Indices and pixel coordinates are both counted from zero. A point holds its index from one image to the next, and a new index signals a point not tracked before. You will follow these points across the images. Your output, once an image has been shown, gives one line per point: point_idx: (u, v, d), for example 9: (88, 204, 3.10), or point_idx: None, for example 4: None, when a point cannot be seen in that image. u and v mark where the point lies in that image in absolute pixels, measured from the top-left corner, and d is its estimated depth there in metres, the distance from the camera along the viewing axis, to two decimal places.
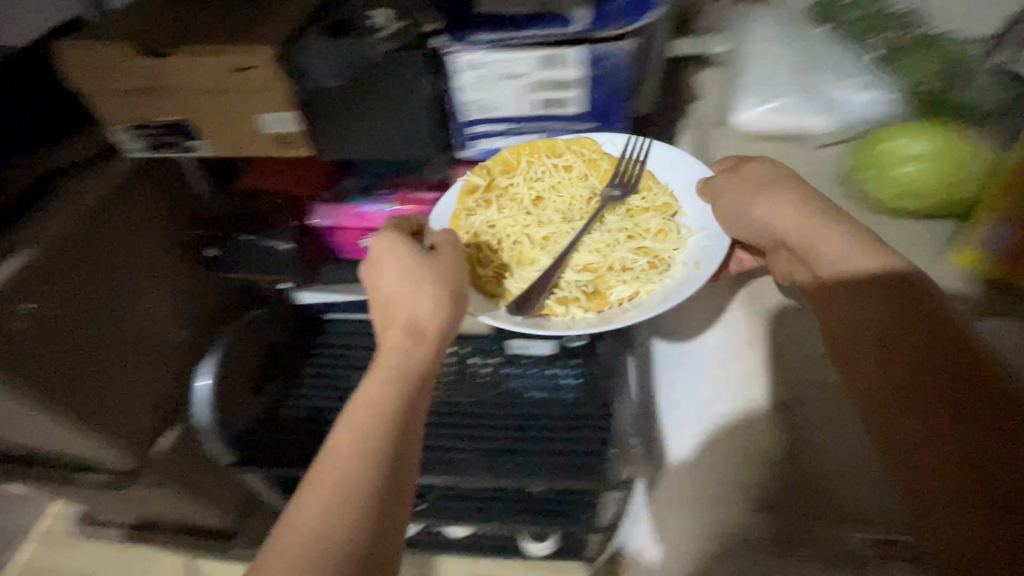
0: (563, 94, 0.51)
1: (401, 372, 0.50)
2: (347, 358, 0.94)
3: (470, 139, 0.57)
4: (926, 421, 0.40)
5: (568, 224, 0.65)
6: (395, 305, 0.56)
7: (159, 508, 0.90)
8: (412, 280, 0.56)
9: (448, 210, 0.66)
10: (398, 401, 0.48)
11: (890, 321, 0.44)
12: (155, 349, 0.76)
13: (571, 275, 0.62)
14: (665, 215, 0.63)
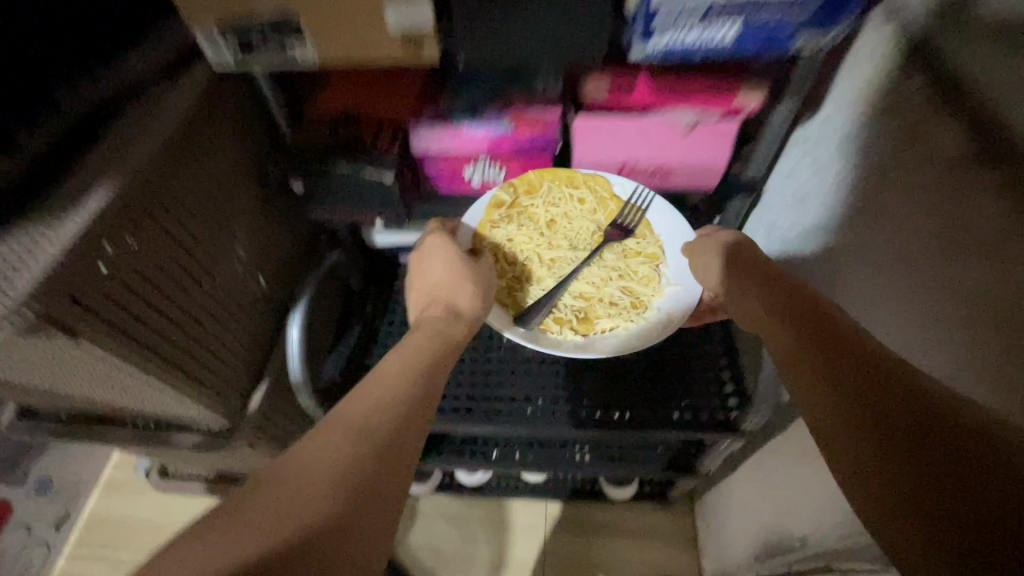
0: None
1: (430, 341, 0.59)
2: None
3: (655, 32, 0.45)
4: (852, 425, 0.41)
5: (573, 254, 0.77)
6: (437, 291, 0.67)
7: (245, 464, 0.87)
8: (453, 273, 0.68)
9: (474, 218, 0.75)
10: (428, 361, 0.56)
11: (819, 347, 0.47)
12: (242, 298, 0.68)
13: (568, 298, 0.74)
14: (653, 261, 0.75)
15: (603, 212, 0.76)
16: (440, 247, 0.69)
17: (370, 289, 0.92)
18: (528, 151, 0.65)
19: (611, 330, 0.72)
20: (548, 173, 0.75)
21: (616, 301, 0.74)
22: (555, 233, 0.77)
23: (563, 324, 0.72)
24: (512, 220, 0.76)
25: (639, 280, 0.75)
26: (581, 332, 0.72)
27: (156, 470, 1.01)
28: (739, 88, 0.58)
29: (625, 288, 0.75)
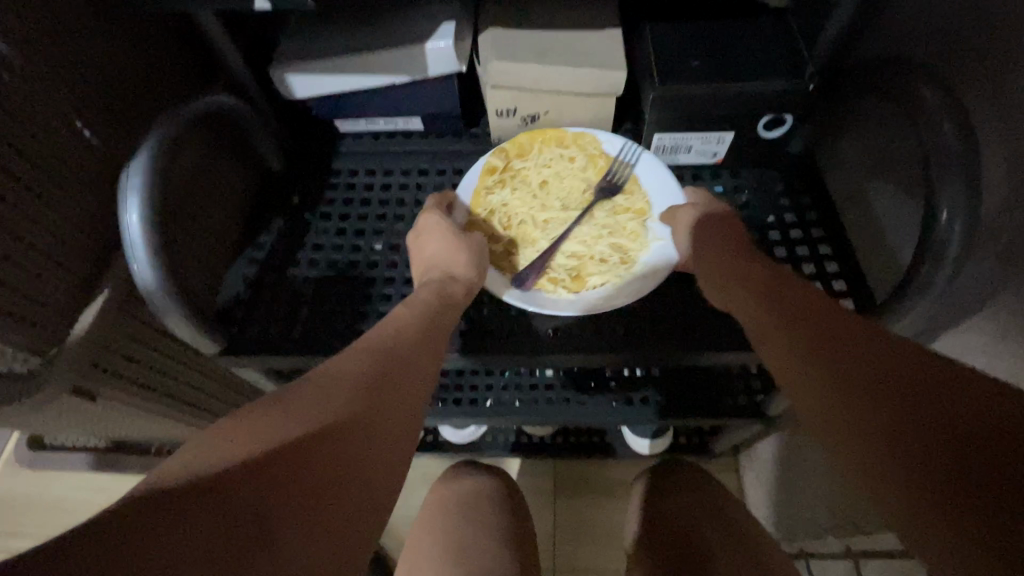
0: None
1: (439, 309, 0.49)
2: (379, 194, 0.62)
3: None
4: (877, 449, 0.35)
5: (566, 215, 0.58)
6: (434, 270, 0.53)
7: (121, 427, 0.60)
8: (452, 249, 0.53)
9: (464, 190, 0.59)
10: (440, 329, 0.48)
11: (823, 355, 0.40)
12: (24, 142, 0.38)
13: (560, 257, 0.55)
14: (644, 218, 0.57)
15: (595, 168, 0.59)
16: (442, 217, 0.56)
17: (295, 167, 0.63)
18: None
19: (611, 292, 0.53)
20: (539, 133, 0.60)
21: (608, 257, 0.55)
22: (550, 195, 0.59)
23: (559, 286, 0.54)
24: (504, 185, 0.59)
25: (632, 236, 0.56)
26: (578, 296, 0.53)
27: (26, 441, 0.74)
28: None
29: (618, 246, 0.56)
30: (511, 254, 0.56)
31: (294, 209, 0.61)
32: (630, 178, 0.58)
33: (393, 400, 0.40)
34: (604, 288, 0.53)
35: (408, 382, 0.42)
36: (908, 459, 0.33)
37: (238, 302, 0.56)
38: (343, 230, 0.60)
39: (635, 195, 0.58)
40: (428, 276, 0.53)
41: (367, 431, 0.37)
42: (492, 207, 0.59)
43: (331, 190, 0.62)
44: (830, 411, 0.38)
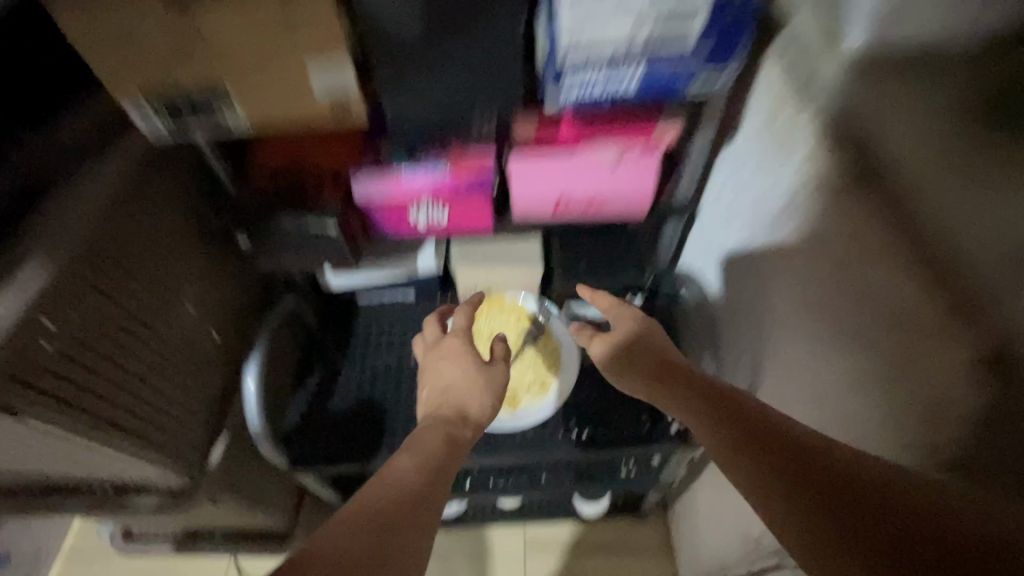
0: (680, 28, 0.45)
1: (451, 418, 0.65)
2: (387, 345, 0.92)
3: (560, 87, 0.50)
4: (773, 469, 0.41)
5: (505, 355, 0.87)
6: (453, 399, 0.67)
7: (208, 521, 0.85)
8: (469, 382, 0.69)
9: None
10: (457, 446, 0.62)
11: (718, 419, 0.49)
12: (194, 355, 0.68)
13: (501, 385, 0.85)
14: (553, 355, 0.87)
15: (522, 321, 0.89)
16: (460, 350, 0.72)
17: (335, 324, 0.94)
18: (467, 190, 0.67)
19: (529, 409, 0.83)
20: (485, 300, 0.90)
21: (532, 384, 0.85)
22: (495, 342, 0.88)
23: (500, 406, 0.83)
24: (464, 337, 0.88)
25: (547, 368, 0.86)
26: (514, 412, 0.83)
27: (117, 535, 0.98)
28: (659, 120, 0.61)
29: (539, 376, 0.86)
30: None
31: (332, 359, 0.91)
32: (546, 328, 0.90)
33: (415, 487, 0.54)
34: (529, 407, 0.83)
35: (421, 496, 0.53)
36: (811, 482, 0.39)
37: (303, 420, 0.84)
38: (365, 373, 0.89)
39: (548, 341, 0.89)
40: (446, 398, 0.68)
41: (409, 492, 0.53)
42: None
43: (357, 340, 0.93)
44: (761, 461, 0.43)
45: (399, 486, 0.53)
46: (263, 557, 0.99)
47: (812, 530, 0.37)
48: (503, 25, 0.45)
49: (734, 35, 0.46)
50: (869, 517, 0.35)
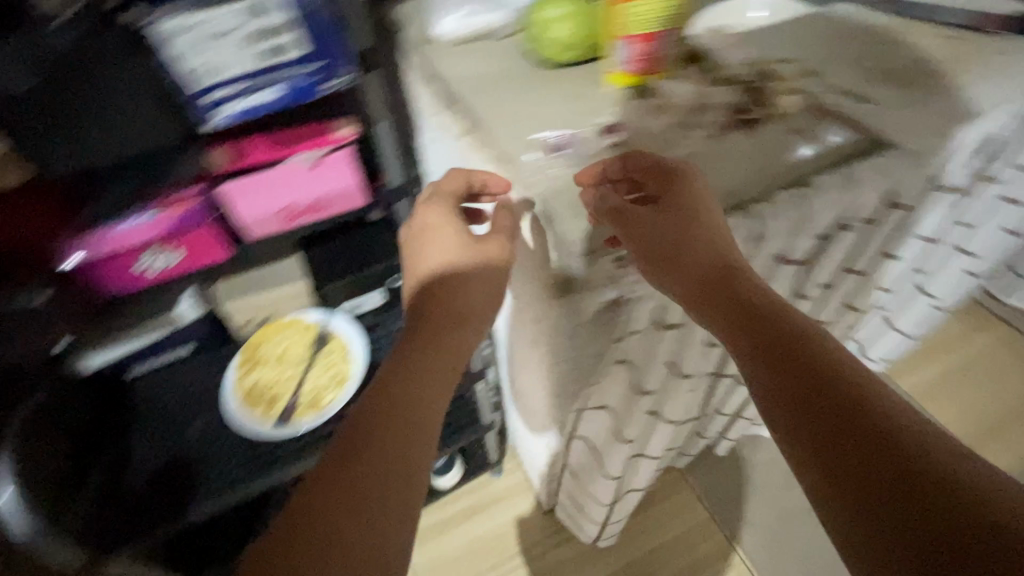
0: (281, 40, 0.54)
1: (451, 337, 0.52)
2: (176, 400, 0.87)
3: (210, 110, 0.56)
4: (808, 410, 0.41)
5: (297, 370, 0.88)
6: (429, 290, 0.54)
7: None
8: (453, 278, 0.54)
9: (227, 386, 0.86)
10: (428, 367, 0.50)
11: (741, 312, 0.47)
12: None
13: (301, 395, 0.86)
14: (342, 350, 0.90)
15: (309, 334, 0.92)
16: (446, 223, 0.55)
17: (111, 407, 0.84)
18: (184, 225, 0.70)
19: (330, 400, 0.85)
20: (265, 330, 0.92)
21: (330, 382, 0.87)
22: (286, 363, 0.89)
23: (302, 412, 0.84)
24: (254, 369, 0.88)
25: (341, 362, 0.89)
26: (318, 412, 0.84)
27: None
28: (332, 122, 0.71)
29: (335, 372, 0.88)
30: (273, 405, 0.84)
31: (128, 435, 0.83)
32: (329, 330, 0.92)
33: (372, 456, 0.44)
34: (331, 402, 0.85)
35: (394, 438, 0.45)
36: (834, 409, 0.40)
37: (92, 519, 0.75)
38: (166, 435, 0.83)
39: (336, 344, 0.91)
40: (431, 283, 0.54)
41: (384, 442, 0.44)
42: (252, 383, 0.86)
43: (134, 423, 0.84)
44: (783, 349, 0.44)
45: (363, 426, 0.45)
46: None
47: (812, 442, 0.40)
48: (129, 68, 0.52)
49: (334, 46, 0.57)
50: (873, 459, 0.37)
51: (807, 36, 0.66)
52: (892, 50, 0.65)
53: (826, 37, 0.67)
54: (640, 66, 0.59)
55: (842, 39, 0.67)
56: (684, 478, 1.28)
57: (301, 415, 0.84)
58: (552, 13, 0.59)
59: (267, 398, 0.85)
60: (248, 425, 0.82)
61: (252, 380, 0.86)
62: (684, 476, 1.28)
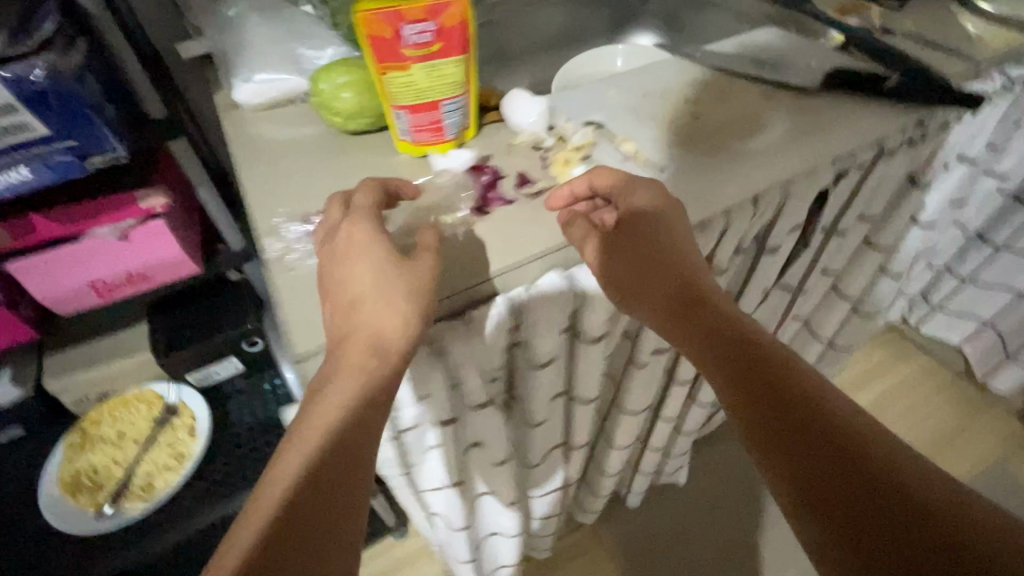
0: (14, 120, 0.49)
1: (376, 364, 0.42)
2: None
3: None
4: (788, 441, 0.40)
5: (136, 450, 0.82)
6: (355, 318, 0.43)
7: None
8: (382, 297, 0.43)
9: (50, 471, 0.78)
10: (372, 388, 0.42)
11: (717, 339, 0.45)
12: None
13: (134, 479, 0.79)
14: (188, 427, 0.83)
15: (155, 408, 0.85)
16: (367, 243, 0.45)
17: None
18: None
19: (162, 487, 0.78)
20: (106, 404, 0.84)
21: (169, 464, 0.80)
22: (126, 441, 0.82)
23: (131, 500, 0.77)
24: (86, 450, 0.80)
25: (184, 441, 0.82)
26: (148, 501, 0.77)
27: None
28: (136, 193, 0.65)
29: (176, 452, 0.81)
30: (100, 492, 0.78)
31: None
32: (179, 405, 0.85)
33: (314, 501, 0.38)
34: (164, 488, 0.78)
35: (329, 484, 0.39)
36: (818, 440, 0.39)
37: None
38: None
39: (183, 418, 0.84)
40: (353, 313, 0.43)
41: (307, 487, 0.38)
42: (80, 467, 0.79)
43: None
44: (761, 377, 0.43)
45: (294, 478, 0.38)
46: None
47: (787, 460, 0.40)
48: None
49: (86, 124, 0.53)
50: (855, 497, 0.37)
51: (622, 90, 0.62)
52: (708, 105, 0.61)
53: (643, 90, 0.63)
54: (423, 135, 0.55)
55: (662, 92, 0.63)
56: (601, 535, 1.20)
57: (129, 504, 0.76)
58: (338, 80, 0.55)
59: (94, 484, 0.78)
60: (67, 522, 0.74)
61: (81, 463, 0.79)
62: (599, 532, 1.21)
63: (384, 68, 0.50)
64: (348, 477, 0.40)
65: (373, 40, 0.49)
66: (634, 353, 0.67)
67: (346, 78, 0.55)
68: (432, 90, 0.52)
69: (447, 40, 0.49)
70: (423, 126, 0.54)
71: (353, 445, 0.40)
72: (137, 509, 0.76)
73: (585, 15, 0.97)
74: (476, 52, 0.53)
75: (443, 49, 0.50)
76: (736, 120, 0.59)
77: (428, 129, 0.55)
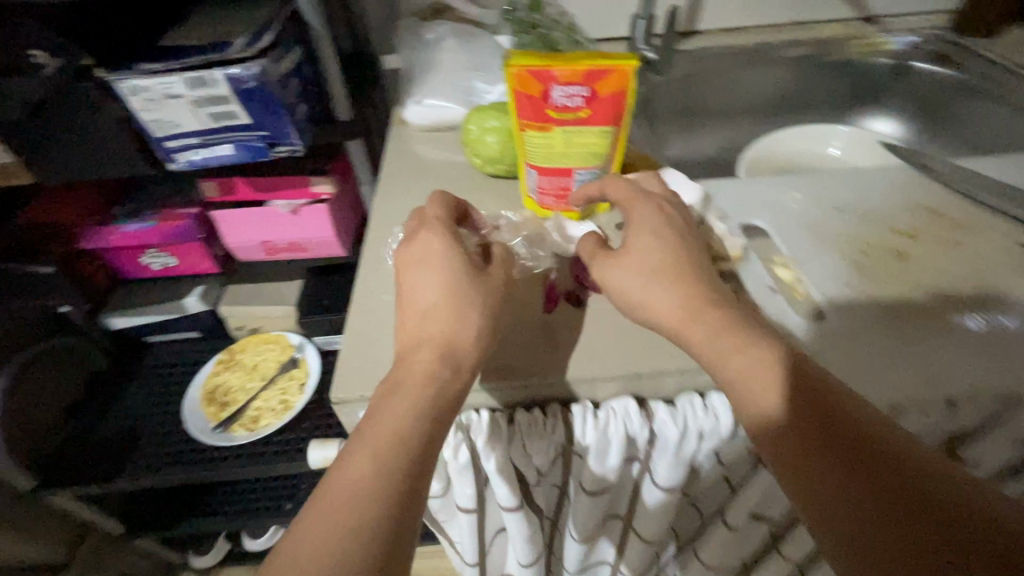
0: (226, 108, 0.59)
1: (441, 375, 0.36)
2: (168, 376, 0.97)
3: (171, 153, 0.63)
4: None
5: (257, 383, 0.93)
6: (427, 328, 0.38)
7: None
8: (456, 308, 0.39)
9: (200, 376, 0.94)
10: (448, 393, 0.36)
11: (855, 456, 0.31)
12: None
13: (248, 408, 0.90)
14: (301, 382, 0.92)
15: (285, 353, 0.95)
16: (443, 257, 0.41)
17: (111, 369, 0.96)
18: (175, 237, 0.80)
19: (265, 424, 0.88)
20: (255, 335, 0.98)
21: (276, 406, 0.90)
22: (254, 373, 0.93)
23: (240, 425, 0.88)
24: (227, 368, 0.94)
25: (294, 392, 0.92)
26: (251, 432, 0.88)
27: None
28: (310, 177, 0.74)
29: (285, 399, 0.91)
30: (223, 408, 0.90)
31: (117, 393, 0.94)
32: (302, 360, 0.94)
33: (382, 472, 0.31)
34: (264, 425, 0.88)
35: (369, 516, 0.29)
36: None
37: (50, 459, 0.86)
38: (142, 405, 0.93)
39: (299, 373, 0.93)
40: (416, 327, 0.39)
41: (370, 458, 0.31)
42: (218, 381, 0.93)
43: (119, 387, 0.95)
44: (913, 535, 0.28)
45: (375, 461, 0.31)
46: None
47: None
48: (97, 108, 0.58)
49: (279, 118, 0.61)
50: None
51: (805, 203, 0.51)
52: (919, 247, 0.47)
53: (832, 208, 0.51)
54: (548, 199, 0.52)
55: (858, 213, 0.50)
56: None
57: (238, 429, 0.88)
58: (487, 123, 0.54)
59: (223, 400, 0.91)
60: (193, 424, 0.88)
61: (220, 378, 0.93)
62: None
63: (524, 126, 0.47)
64: (389, 499, 0.30)
65: (520, 96, 0.45)
66: (725, 509, 0.54)
67: (498, 122, 0.54)
68: (569, 158, 0.48)
69: (596, 108, 0.45)
70: (551, 190, 0.51)
71: (401, 458, 0.32)
72: (242, 435, 0.88)
73: (809, 82, 0.82)
74: (628, 124, 0.47)
75: (590, 116, 0.45)
76: (952, 278, 0.44)
77: (555, 194, 0.51)
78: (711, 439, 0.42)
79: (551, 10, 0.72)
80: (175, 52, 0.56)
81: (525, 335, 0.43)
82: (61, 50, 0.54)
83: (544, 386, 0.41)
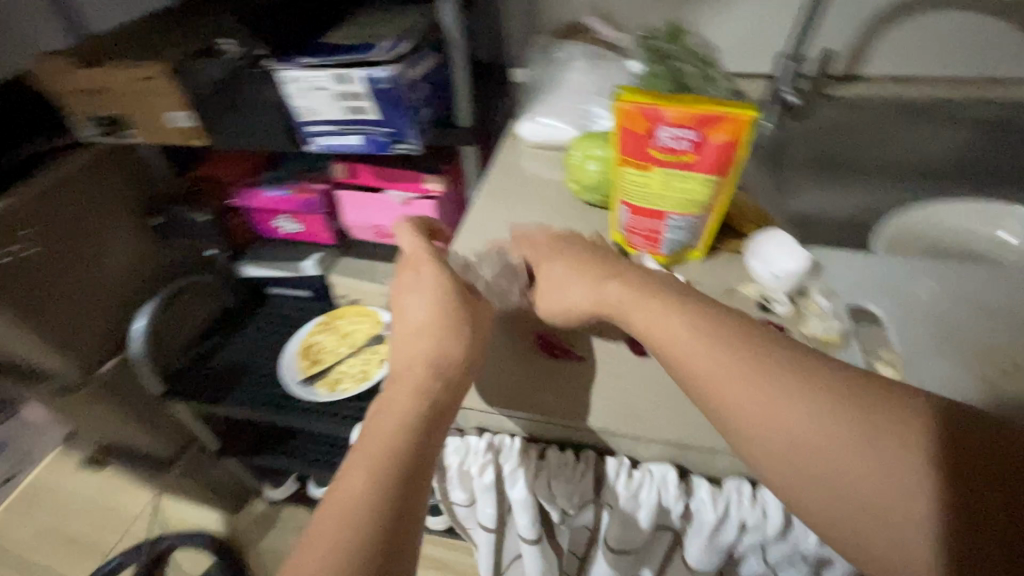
0: (360, 103, 0.64)
1: (426, 381, 0.37)
2: (277, 325, 1.09)
3: (310, 136, 0.71)
4: None
5: (344, 349, 1.00)
6: (414, 349, 0.39)
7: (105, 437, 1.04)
8: (449, 326, 0.40)
9: (301, 332, 1.04)
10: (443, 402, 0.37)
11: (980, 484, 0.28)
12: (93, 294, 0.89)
13: (333, 370, 0.98)
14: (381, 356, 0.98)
15: (374, 327, 1.02)
16: (429, 285, 0.42)
17: (236, 310, 1.11)
18: (305, 207, 0.90)
19: (343, 387, 0.95)
20: (353, 305, 1.06)
21: (355, 373, 0.97)
22: (344, 339, 1.01)
23: (323, 384, 0.96)
24: (324, 330, 1.03)
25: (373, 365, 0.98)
26: (330, 391, 0.95)
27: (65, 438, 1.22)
28: (424, 175, 0.79)
29: (365, 368, 0.98)
30: (313, 365, 0.99)
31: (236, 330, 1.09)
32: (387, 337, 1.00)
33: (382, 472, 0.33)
34: (342, 388, 0.95)
35: (369, 512, 0.31)
36: None
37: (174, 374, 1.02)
38: (253, 345, 1.06)
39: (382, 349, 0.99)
40: (411, 343, 0.40)
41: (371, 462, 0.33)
42: (313, 340, 1.02)
43: (239, 326, 1.09)
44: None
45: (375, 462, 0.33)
46: (183, 508, 1.20)
47: None
48: (260, 91, 0.67)
49: (403, 118, 0.65)
50: None
51: (939, 295, 0.44)
52: None
53: (973, 304, 0.43)
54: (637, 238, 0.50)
55: (1003, 315, 0.42)
56: None
57: (321, 386, 0.96)
58: (591, 150, 0.54)
59: (313, 358, 1.00)
60: (285, 374, 0.98)
61: (316, 337, 1.02)
62: None
63: (624, 161, 0.46)
64: (388, 499, 0.32)
65: (624, 131, 0.44)
66: None
67: (601, 151, 0.54)
68: (665, 201, 0.46)
69: (703, 154, 0.42)
70: (641, 229, 0.49)
71: (397, 462, 0.33)
72: (322, 392, 0.96)
73: (983, 147, 0.71)
74: (737, 174, 0.44)
75: (694, 161, 0.42)
76: None
77: (644, 235, 0.49)
78: (755, 534, 0.38)
79: (688, 40, 0.69)
80: (330, 49, 0.64)
81: (577, 370, 0.42)
82: (245, 41, 0.64)
83: (584, 426, 0.40)
